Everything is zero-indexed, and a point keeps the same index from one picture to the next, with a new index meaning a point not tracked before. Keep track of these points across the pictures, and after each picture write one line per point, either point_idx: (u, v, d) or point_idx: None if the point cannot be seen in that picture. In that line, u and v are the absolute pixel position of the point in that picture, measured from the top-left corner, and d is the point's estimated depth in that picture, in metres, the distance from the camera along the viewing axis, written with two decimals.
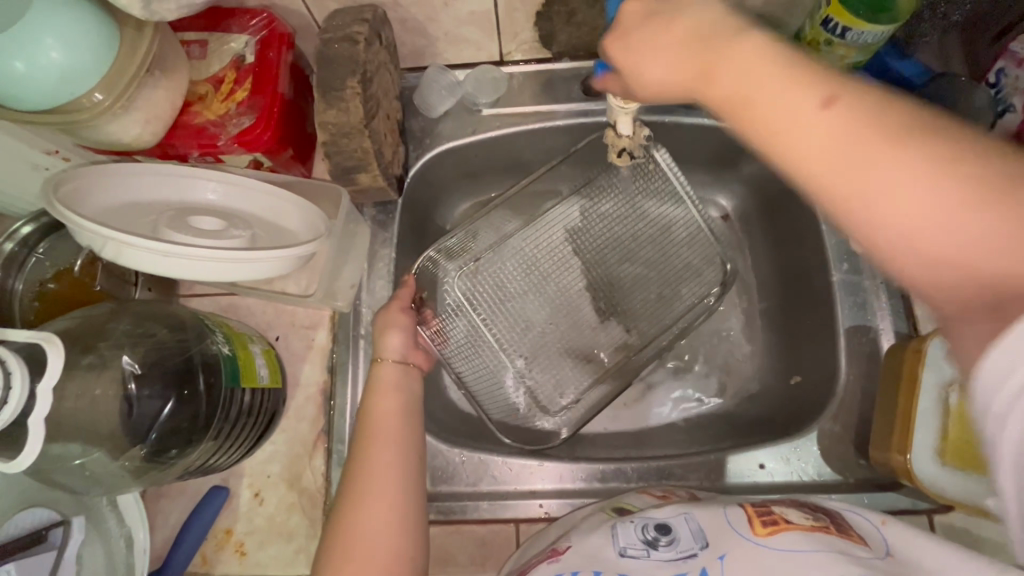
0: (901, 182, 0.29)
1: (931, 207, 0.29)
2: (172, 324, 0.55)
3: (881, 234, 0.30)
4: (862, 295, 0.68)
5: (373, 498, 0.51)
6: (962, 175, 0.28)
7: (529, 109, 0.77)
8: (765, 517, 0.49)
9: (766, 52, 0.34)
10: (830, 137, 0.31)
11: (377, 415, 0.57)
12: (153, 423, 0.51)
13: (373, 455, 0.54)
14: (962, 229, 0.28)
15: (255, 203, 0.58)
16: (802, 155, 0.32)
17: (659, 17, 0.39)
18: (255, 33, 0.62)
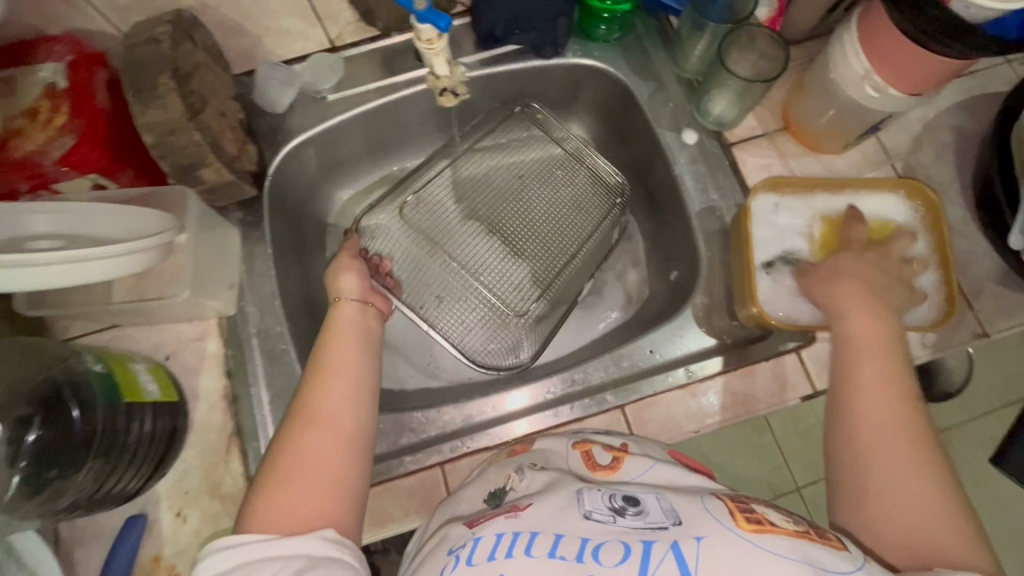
0: (880, 470, 0.47)
1: (892, 470, 0.47)
2: (33, 355, 0.54)
3: (866, 504, 0.47)
4: (704, 180, 0.75)
5: (332, 385, 0.55)
6: (927, 462, 0.46)
7: (371, 85, 0.80)
8: (747, 513, 0.42)
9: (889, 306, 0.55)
10: (896, 410, 0.49)
11: (330, 352, 0.58)
12: (18, 451, 0.50)
13: (330, 384, 0.55)
14: (913, 505, 0.45)
15: (102, 222, 0.58)
16: (884, 426, 0.49)
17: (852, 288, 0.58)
18: (62, 59, 0.62)
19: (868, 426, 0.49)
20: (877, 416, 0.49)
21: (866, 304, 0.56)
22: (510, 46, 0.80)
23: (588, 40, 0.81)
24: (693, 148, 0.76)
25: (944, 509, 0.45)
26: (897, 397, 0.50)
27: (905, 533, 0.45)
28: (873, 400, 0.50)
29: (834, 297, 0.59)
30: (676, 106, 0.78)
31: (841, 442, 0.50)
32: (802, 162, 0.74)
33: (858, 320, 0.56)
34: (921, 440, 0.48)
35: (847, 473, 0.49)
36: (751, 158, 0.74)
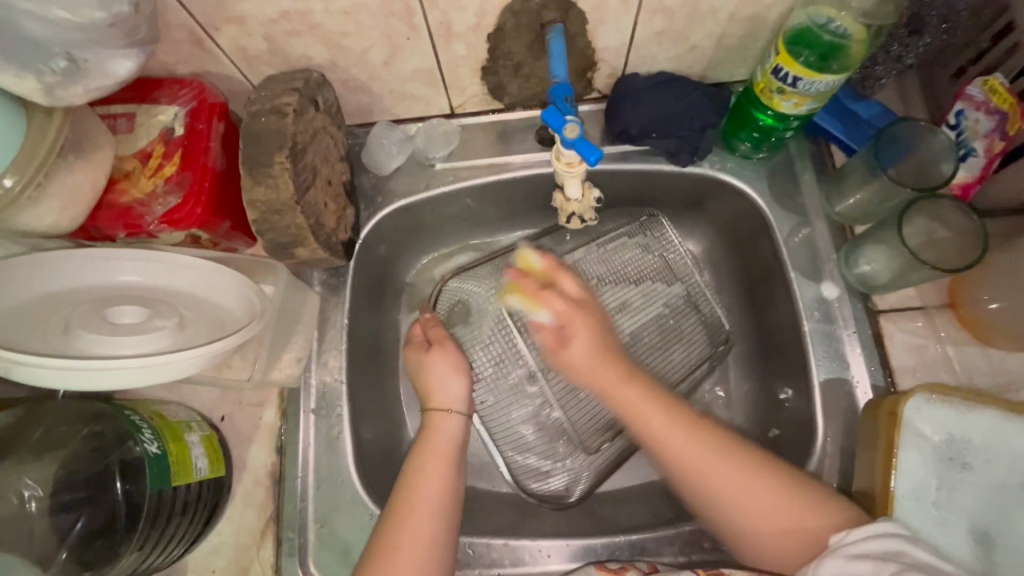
0: (713, 479, 0.54)
1: (744, 486, 0.53)
2: (91, 421, 0.52)
3: (733, 505, 0.53)
4: (836, 347, 0.64)
5: (419, 513, 0.53)
6: (765, 479, 0.53)
7: (482, 161, 0.74)
8: None
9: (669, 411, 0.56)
10: (694, 447, 0.55)
11: (421, 470, 0.56)
12: (63, 539, 0.48)
13: (410, 512, 0.54)
14: (773, 513, 0.52)
15: (189, 278, 0.56)
16: (719, 481, 0.53)
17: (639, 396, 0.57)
18: (185, 104, 0.59)
19: (643, 414, 0.56)
20: (649, 428, 0.56)
21: (588, 345, 0.57)
22: (640, 145, 0.72)
23: (730, 154, 0.72)
24: (830, 304, 0.66)
25: (815, 513, 0.51)
26: (630, 383, 0.57)
27: (791, 534, 0.51)
28: (663, 415, 0.56)
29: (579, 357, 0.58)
30: (819, 249, 0.68)
31: (684, 487, 0.56)
32: (965, 352, 0.62)
33: (574, 354, 0.58)
34: (715, 441, 0.55)
35: (691, 484, 0.55)
36: (900, 334, 0.63)
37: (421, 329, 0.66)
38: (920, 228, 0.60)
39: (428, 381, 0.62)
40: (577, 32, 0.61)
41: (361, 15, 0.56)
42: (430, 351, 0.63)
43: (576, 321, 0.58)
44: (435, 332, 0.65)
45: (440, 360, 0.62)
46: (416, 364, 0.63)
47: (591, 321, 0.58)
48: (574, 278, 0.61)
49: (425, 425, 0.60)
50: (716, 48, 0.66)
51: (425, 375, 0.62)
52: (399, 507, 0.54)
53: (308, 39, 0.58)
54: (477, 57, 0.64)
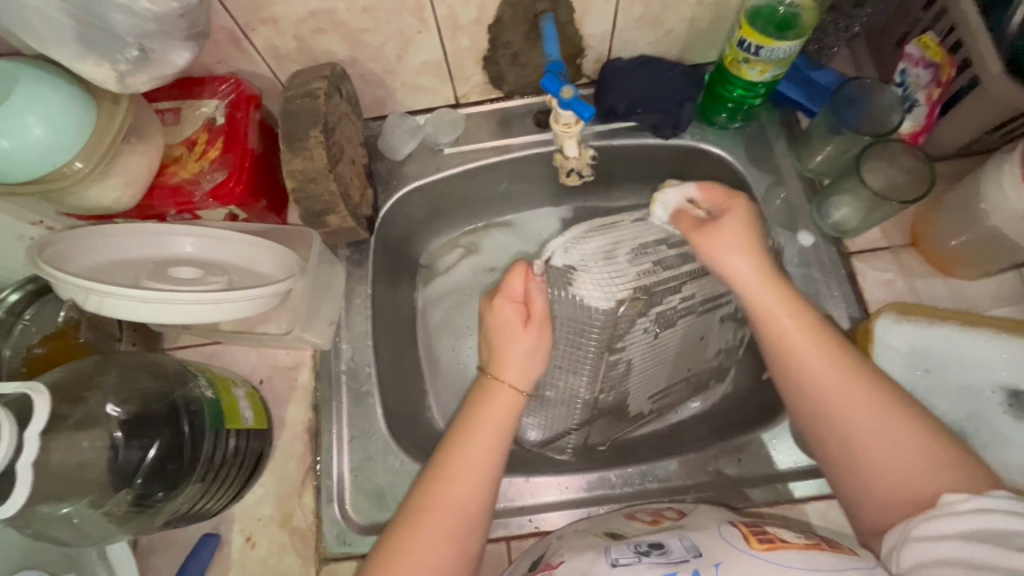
0: (869, 444, 0.49)
1: (873, 420, 0.49)
2: (156, 373, 0.57)
3: (888, 489, 0.48)
4: (815, 288, 0.71)
5: (456, 477, 0.52)
6: (928, 446, 0.48)
7: (486, 143, 0.82)
8: (760, 534, 0.47)
9: (830, 364, 0.52)
10: (891, 430, 0.49)
11: (467, 443, 0.54)
12: (136, 468, 0.53)
13: (444, 493, 0.51)
14: (927, 477, 0.46)
15: (234, 252, 0.61)
16: (890, 458, 0.48)
17: (835, 364, 0.52)
18: (225, 97, 0.67)
19: (811, 365, 0.52)
20: (759, 303, 0.55)
21: (747, 261, 0.57)
22: (628, 122, 0.80)
23: (707, 126, 0.80)
24: (807, 250, 0.72)
25: (947, 471, 0.46)
26: (809, 329, 0.53)
27: (903, 474, 0.47)
28: (812, 348, 0.53)
29: (735, 263, 0.57)
30: (796, 205, 0.75)
31: (820, 437, 0.52)
32: (929, 284, 0.69)
33: (720, 245, 0.58)
34: (875, 381, 0.51)
35: (854, 460, 0.50)
36: (870, 272, 0.70)
37: (522, 287, 0.60)
38: (879, 173, 0.68)
39: (501, 341, 0.59)
40: (566, 21, 0.70)
41: (379, 12, 0.64)
42: (529, 329, 0.59)
43: (731, 205, 0.59)
44: (536, 308, 0.59)
45: (526, 339, 0.59)
46: (503, 325, 0.59)
47: (744, 217, 0.58)
48: (748, 203, 0.59)
49: (482, 390, 0.58)
50: (688, 31, 0.74)
51: (499, 328, 0.59)
52: (435, 471, 0.53)
53: (332, 36, 0.67)
54: (479, 48, 0.73)
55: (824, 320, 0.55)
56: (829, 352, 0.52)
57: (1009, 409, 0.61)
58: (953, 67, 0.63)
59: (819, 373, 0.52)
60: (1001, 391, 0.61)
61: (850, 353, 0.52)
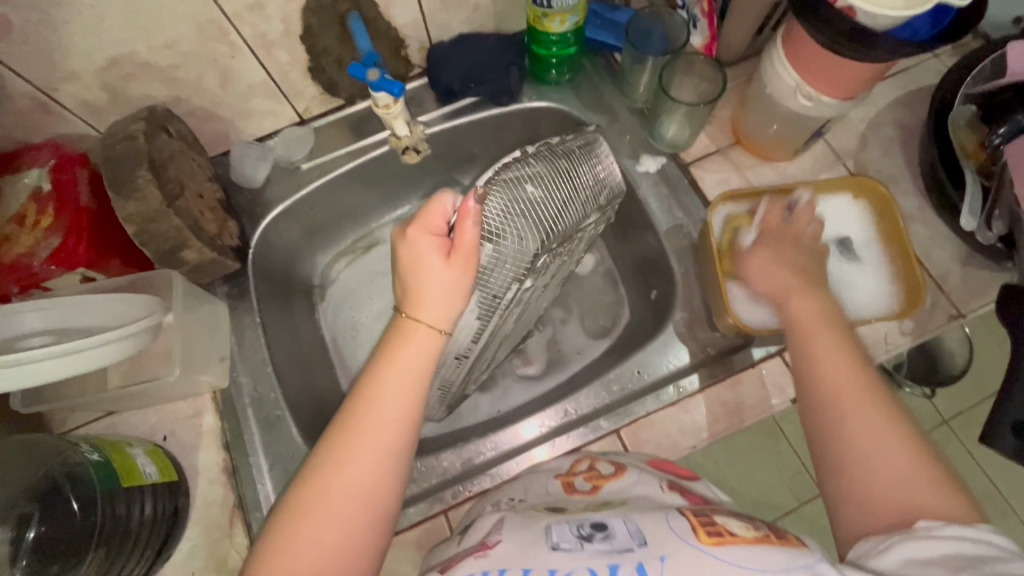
0: (869, 454, 0.48)
1: (870, 426, 0.49)
2: (29, 452, 0.55)
3: (864, 490, 0.47)
4: (669, 202, 0.77)
5: (358, 445, 0.48)
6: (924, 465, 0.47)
7: (340, 151, 0.84)
8: (709, 528, 0.45)
9: (840, 359, 0.53)
10: (901, 461, 0.47)
11: (366, 404, 0.49)
12: (19, 549, 0.50)
13: (348, 450, 0.48)
14: (907, 485, 0.46)
15: (89, 313, 0.59)
16: (887, 478, 0.47)
17: (824, 352, 0.54)
18: (46, 163, 0.65)
19: (827, 366, 0.53)
20: (807, 312, 0.58)
21: (815, 305, 0.58)
22: (467, 99, 0.84)
23: (539, 85, 0.85)
24: (654, 174, 0.78)
25: (934, 491, 0.46)
26: (833, 336, 0.55)
27: (900, 488, 0.46)
28: (833, 350, 0.54)
29: (768, 269, 0.63)
30: (634, 135, 0.81)
31: (815, 440, 0.52)
32: (759, 173, 0.76)
33: (756, 267, 0.64)
34: (883, 403, 0.51)
35: (845, 467, 0.49)
36: (709, 175, 0.77)
37: (442, 219, 0.53)
38: (687, 87, 0.75)
39: (415, 273, 0.52)
40: (374, 16, 0.73)
41: (182, 45, 0.65)
42: (453, 264, 0.52)
43: (783, 249, 0.64)
44: (462, 240, 0.51)
45: (427, 254, 0.51)
46: (417, 256, 0.52)
47: (774, 250, 0.64)
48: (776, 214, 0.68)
49: (396, 330, 0.52)
50: (494, 3, 0.80)
51: (412, 261, 0.52)
52: (345, 424, 0.49)
53: (144, 78, 0.67)
54: (301, 61, 0.75)
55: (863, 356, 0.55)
56: (806, 327, 0.57)
57: (845, 257, 0.69)
58: None
59: (840, 377, 0.52)
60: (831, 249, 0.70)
61: (855, 355, 0.54)
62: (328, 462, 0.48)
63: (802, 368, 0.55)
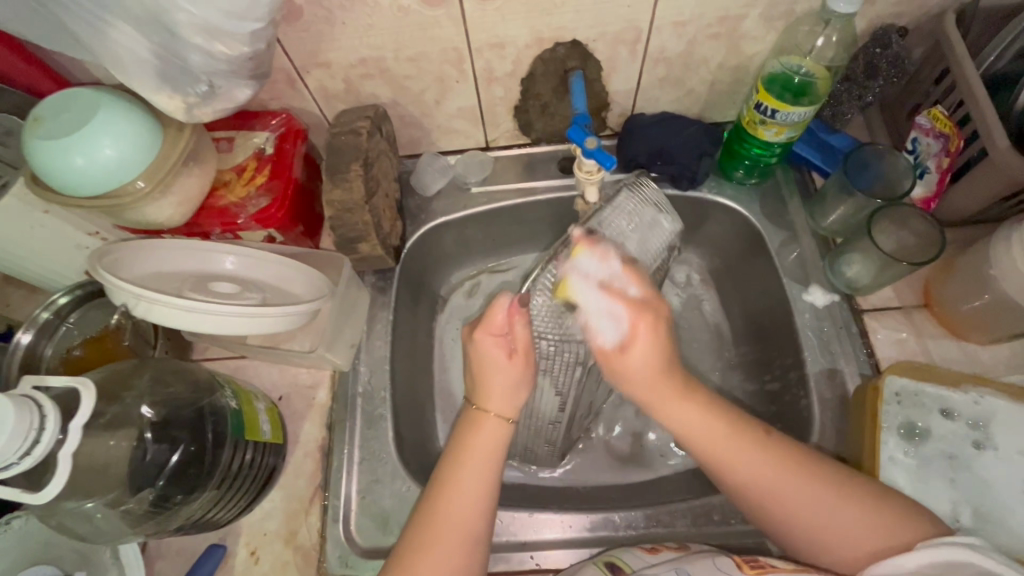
0: (801, 519, 0.52)
1: (810, 503, 0.52)
2: (189, 381, 0.60)
3: (815, 536, 0.52)
4: (829, 343, 0.72)
5: (446, 526, 0.52)
6: (831, 489, 0.52)
7: (512, 185, 0.86)
8: (762, 569, 0.47)
9: (744, 450, 0.53)
10: (824, 510, 0.51)
11: (449, 490, 0.53)
12: (159, 472, 0.55)
13: (432, 537, 0.52)
14: (850, 535, 0.50)
15: (274, 274, 0.64)
16: (824, 525, 0.51)
17: (741, 445, 0.53)
18: (275, 131, 0.73)
19: (668, 411, 0.55)
20: (682, 428, 0.55)
21: (652, 348, 0.51)
22: (648, 173, 0.83)
23: (723, 181, 0.83)
24: (820, 308, 0.73)
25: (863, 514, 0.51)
26: (687, 392, 0.54)
27: (848, 530, 0.50)
28: (672, 403, 0.54)
29: (643, 367, 0.52)
30: (810, 262, 0.76)
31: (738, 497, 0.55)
32: (941, 346, 0.69)
33: (637, 355, 0.51)
34: (800, 458, 0.54)
35: (784, 527, 0.53)
36: (883, 330, 0.71)
37: (506, 321, 0.54)
38: (889, 236, 0.70)
39: (484, 371, 0.55)
40: (593, 78, 0.75)
41: (422, 62, 0.70)
42: (514, 362, 0.54)
43: (641, 325, 0.51)
44: (522, 339, 0.54)
45: (493, 355, 0.54)
46: (484, 357, 0.54)
47: (656, 322, 0.51)
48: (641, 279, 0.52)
49: (467, 418, 0.57)
50: (709, 92, 0.79)
51: (480, 362, 0.55)
52: (427, 509, 0.53)
53: (378, 81, 0.73)
54: (512, 99, 0.78)
55: (738, 410, 0.56)
56: (689, 385, 0.54)
57: None
58: (961, 138, 0.66)
59: (716, 451, 0.54)
60: (1018, 480, 0.60)
61: (744, 422, 0.55)
62: (415, 547, 0.51)
63: (697, 441, 0.54)
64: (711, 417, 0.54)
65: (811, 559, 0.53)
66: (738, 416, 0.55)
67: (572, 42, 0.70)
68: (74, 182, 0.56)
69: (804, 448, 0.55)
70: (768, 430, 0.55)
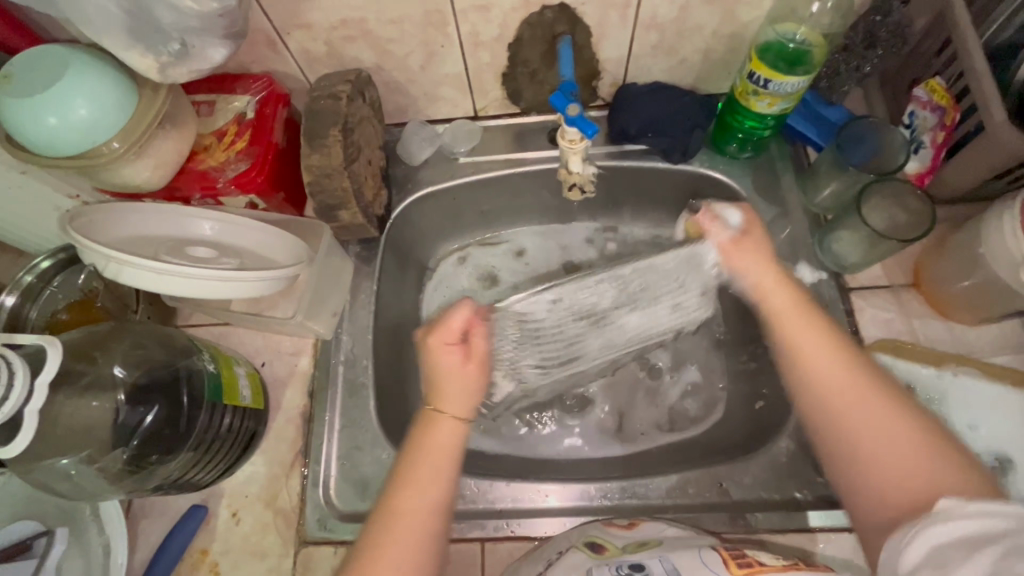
0: (859, 438, 0.47)
1: (880, 430, 0.46)
2: (164, 343, 0.60)
3: (862, 467, 0.46)
4: None
5: (405, 515, 0.49)
6: (912, 429, 0.45)
7: (501, 156, 0.85)
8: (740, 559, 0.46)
9: (820, 339, 0.51)
10: (892, 441, 0.45)
11: (413, 478, 0.50)
12: (134, 431, 0.56)
13: (404, 517, 0.48)
14: (902, 478, 0.44)
15: (251, 240, 0.64)
16: (886, 458, 0.45)
17: (812, 336, 0.51)
18: (256, 94, 0.72)
19: (793, 333, 0.52)
20: (778, 313, 0.54)
21: (761, 262, 0.57)
22: (638, 145, 0.81)
23: (716, 154, 0.81)
24: (807, 286, 0.72)
25: (940, 469, 0.43)
26: (800, 308, 0.54)
27: (903, 475, 0.44)
28: (800, 318, 0.53)
29: (745, 266, 0.58)
30: (800, 238, 0.75)
31: (812, 419, 0.50)
32: (928, 326, 0.68)
33: (741, 260, 0.58)
34: (887, 388, 0.48)
35: (842, 448, 0.48)
36: (870, 309, 0.70)
37: (461, 326, 0.56)
38: (880, 213, 0.68)
39: (440, 376, 0.55)
40: (583, 44, 0.73)
41: (406, 24, 0.68)
42: (468, 368, 0.55)
43: (749, 236, 0.59)
44: (477, 348, 0.56)
45: (450, 355, 0.55)
46: (438, 364, 0.55)
47: (756, 244, 0.58)
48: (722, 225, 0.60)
49: (422, 422, 0.54)
50: (703, 61, 0.77)
51: (434, 367, 0.55)
52: (400, 478, 0.51)
53: (361, 44, 0.71)
54: (499, 65, 0.76)
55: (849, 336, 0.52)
56: (790, 308, 0.54)
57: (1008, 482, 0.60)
58: (957, 111, 0.65)
59: (817, 365, 0.50)
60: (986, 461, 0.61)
61: (840, 339, 0.51)
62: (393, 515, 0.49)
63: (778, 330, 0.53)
64: (813, 338, 0.51)
65: (851, 496, 0.47)
66: (844, 338, 0.51)
67: (560, 5, 0.68)
68: (46, 141, 0.55)
69: (904, 391, 0.49)
70: (867, 359, 0.50)
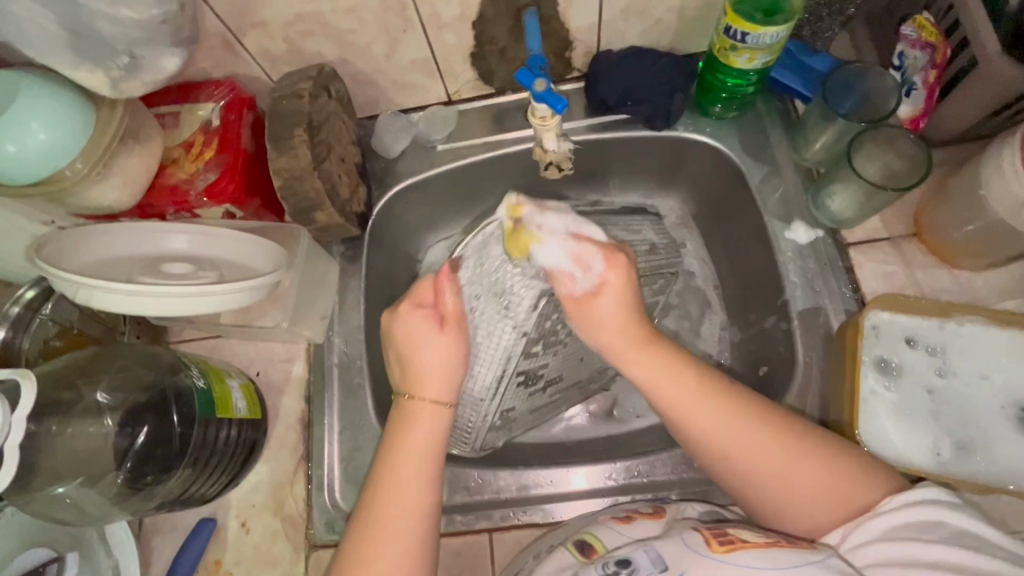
0: (761, 478, 0.50)
1: (769, 462, 0.50)
2: (150, 363, 0.60)
3: (780, 495, 0.50)
4: (813, 281, 0.68)
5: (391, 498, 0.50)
6: (802, 452, 0.50)
7: (479, 140, 0.82)
8: (720, 536, 0.46)
9: (701, 397, 0.52)
10: (781, 467, 0.50)
11: (396, 465, 0.52)
12: (127, 453, 0.56)
13: (384, 510, 0.50)
14: (808, 493, 0.49)
15: (230, 250, 0.63)
16: (798, 490, 0.49)
17: (702, 399, 0.52)
18: (220, 100, 0.70)
19: (663, 385, 0.53)
20: (643, 382, 0.54)
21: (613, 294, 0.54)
22: (620, 114, 0.78)
23: (700, 116, 0.77)
24: (803, 245, 0.70)
25: (839, 477, 0.49)
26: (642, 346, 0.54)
27: (807, 491, 0.49)
28: (650, 366, 0.54)
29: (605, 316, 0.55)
30: (792, 196, 0.72)
31: (711, 466, 0.53)
32: (931, 275, 0.66)
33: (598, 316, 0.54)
34: (760, 417, 0.51)
35: (743, 486, 0.51)
36: (870, 264, 0.67)
37: (434, 291, 0.56)
38: (875, 162, 0.67)
39: (415, 346, 0.54)
40: (550, 15, 0.70)
41: (363, 12, 0.66)
42: (447, 330, 0.55)
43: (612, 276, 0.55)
44: (448, 305, 0.55)
45: (414, 328, 0.54)
46: (413, 334, 0.54)
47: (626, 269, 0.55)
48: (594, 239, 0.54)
49: (401, 412, 0.55)
50: (678, 20, 0.73)
51: (407, 338, 0.55)
52: (382, 465, 0.52)
53: (321, 37, 0.69)
54: (466, 45, 0.73)
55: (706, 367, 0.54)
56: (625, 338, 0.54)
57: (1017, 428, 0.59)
58: (949, 47, 0.62)
59: (696, 420, 0.52)
60: (994, 409, 0.60)
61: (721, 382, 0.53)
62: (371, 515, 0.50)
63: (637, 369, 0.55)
64: (688, 382, 0.53)
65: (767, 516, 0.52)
66: (701, 373, 0.53)
67: None
68: (4, 170, 0.54)
69: (759, 400, 0.53)
70: (728, 385, 0.53)
